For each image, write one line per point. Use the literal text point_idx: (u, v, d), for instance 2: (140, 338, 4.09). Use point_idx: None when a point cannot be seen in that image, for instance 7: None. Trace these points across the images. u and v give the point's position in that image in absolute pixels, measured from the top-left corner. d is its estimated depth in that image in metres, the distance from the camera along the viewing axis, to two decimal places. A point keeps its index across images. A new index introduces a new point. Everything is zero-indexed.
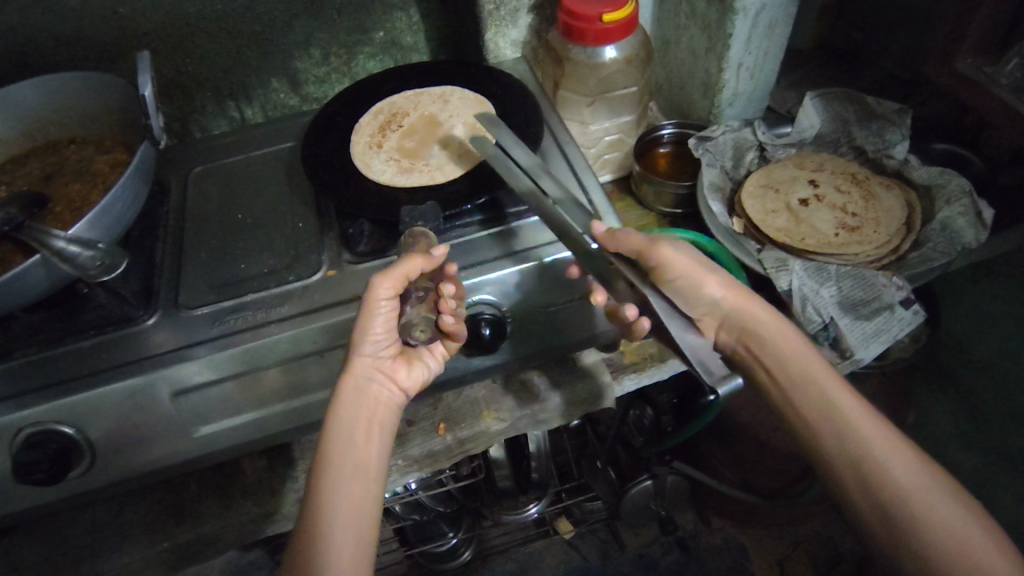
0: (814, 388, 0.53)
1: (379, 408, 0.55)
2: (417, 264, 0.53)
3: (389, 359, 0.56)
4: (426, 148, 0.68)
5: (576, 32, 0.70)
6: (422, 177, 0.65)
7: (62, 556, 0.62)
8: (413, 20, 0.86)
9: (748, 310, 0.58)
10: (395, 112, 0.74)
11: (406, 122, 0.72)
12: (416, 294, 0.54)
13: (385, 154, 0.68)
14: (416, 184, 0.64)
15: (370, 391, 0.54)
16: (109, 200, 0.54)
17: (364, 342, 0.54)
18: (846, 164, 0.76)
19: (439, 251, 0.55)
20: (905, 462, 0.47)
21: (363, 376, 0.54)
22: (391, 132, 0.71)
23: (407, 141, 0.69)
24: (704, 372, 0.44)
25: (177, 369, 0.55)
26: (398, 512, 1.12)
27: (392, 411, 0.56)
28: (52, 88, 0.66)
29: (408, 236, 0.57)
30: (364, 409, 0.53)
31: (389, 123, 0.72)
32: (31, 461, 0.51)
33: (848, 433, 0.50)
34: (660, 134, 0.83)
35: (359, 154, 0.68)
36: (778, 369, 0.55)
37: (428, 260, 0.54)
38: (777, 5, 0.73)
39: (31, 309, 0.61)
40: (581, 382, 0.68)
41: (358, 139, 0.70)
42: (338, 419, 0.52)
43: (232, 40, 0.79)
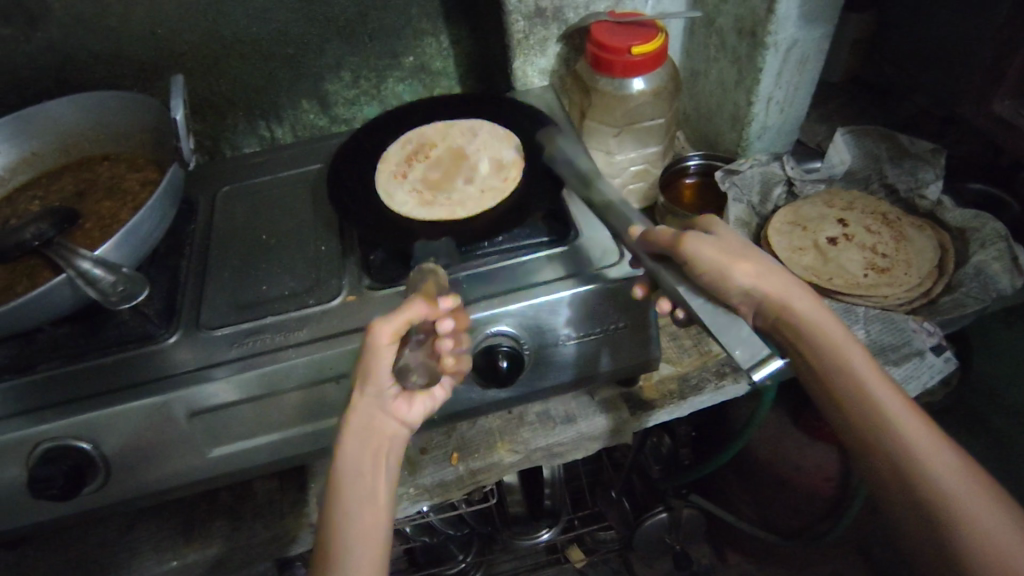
0: (846, 372, 0.49)
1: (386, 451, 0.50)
2: (423, 309, 0.50)
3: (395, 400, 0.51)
4: (449, 181, 0.69)
5: (604, 63, 0.70)
6: (442, 212, 0.65)
7: (73, 569, 0.62)
8: (443, 46, 0.87)
9: (785, 296, 0.53)
10: (423, 142, 0.74)
11: (433, 153, 0.72)
12: (415, 338, 0.54)
13: (409, 185, 0.68)
14: (436, 217, 0.64)
15: (372, 427, 0.49)
16: (138, 220, 0.55)
17: (367, 379, 0.49)
18: (877, 203, 0.74)
19: (449, 302, 0.53)
20: (945, 467, 0.44)
21: (378, 404, 0.50)
22: (417, 162, 0.71)
23: (432, 172, 0.70)
24: (739, 356, 0.50)
25: (195, 390, 0.55)
26: (408, 532, 1.11)
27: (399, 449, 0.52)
28: (91, 106, 0.68)
29: (418, 273, 0.57)
30: (370, 450, 0.49)
31: (416, 153, 0.73)
32: (46, 477, 0.51)
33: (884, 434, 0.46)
34: (686, 165, 0.81)
35: (384, 184, 0.69)
36: (808, 349, 0.51)
37: (432, 307, 0.51)
38: (808, 41, 0.72)
39: (57, 323, 0.62)
40: (597, 417, 0.67)
41: (384, 168, 0.71)
42: (352, 443, 0.49)
43: (265, 62, 0.81)
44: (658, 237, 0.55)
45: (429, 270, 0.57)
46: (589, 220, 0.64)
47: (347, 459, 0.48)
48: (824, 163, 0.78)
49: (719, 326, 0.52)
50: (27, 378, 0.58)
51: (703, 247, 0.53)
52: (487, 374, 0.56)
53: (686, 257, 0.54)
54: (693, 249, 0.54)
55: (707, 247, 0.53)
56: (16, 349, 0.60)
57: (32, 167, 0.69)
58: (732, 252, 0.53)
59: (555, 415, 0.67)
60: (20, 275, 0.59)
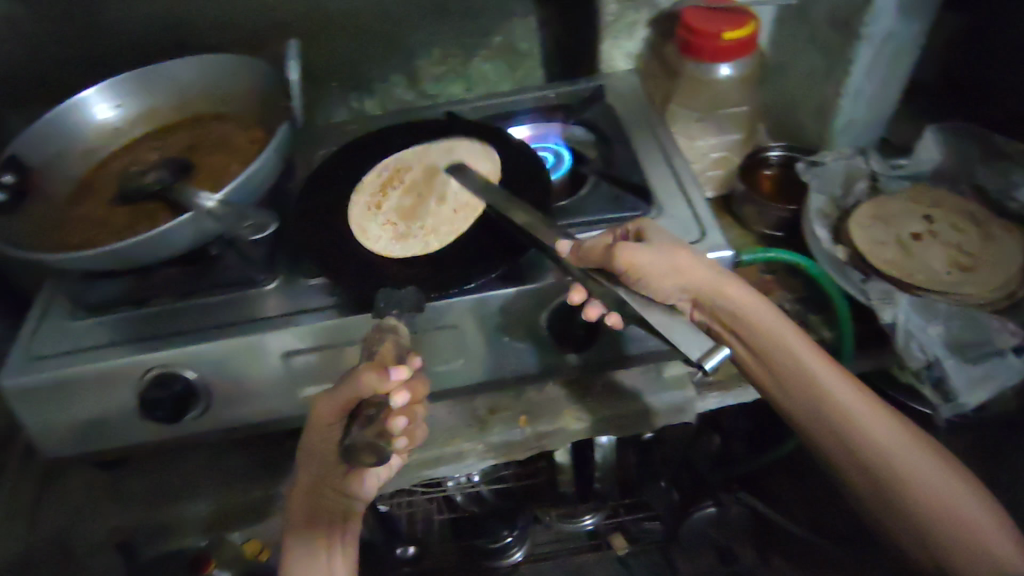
0: (804, 372, 0.56)
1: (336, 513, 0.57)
2: (369, 383, 0.48)
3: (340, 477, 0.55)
4: (426, 210, 0.67)
5: (693, 47, 0.71)
6: (414, 246, 0.63)
7: (164, 491, 0.67)
8: (531, 27, 0.89)
9: (719, 290, 0.58)
10: (398, 167, 0.73)
11: (407, 179, 0.71)
12: (367, 415, 0.49)
13: (383, 217, 0.67)
14: (411, 252, 0.63)
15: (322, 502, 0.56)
16: (253, 170, 0.60)
17: (316, 457, 0.53)
18: (964, 203, 0.73)
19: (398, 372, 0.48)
20: (903, 444, 0.54)
21: (324, 479, 0.54)
22: (391, 190, 0.70)
23: (406, 201, 0.68)
24: (688, 352, 0.50)
25: (287, 333, 0.59)
26: (458, 501, 1.14)
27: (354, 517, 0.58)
28: (207, 66, 0.73)
29: (377, 329, 0.52)
30: (326, 510, 0.56)
31: (391, 180, 0.71)
32: (157, 399, 0.57)
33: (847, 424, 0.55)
34: (766, 155, 0.83)
35: (355, 216, 0.66)
36: (756, 343, 0.58)
37: (380, 378, 0.48)
38: (905, 33, 0.71)
39: (168, 264, 0.67)
40: (665, 393, 0.68)
41: (357, 199, 0.69)
42: (304, 496, 0.56)
43: (363, 36, 0.85)
44: (590, 250, 0.56)
45: (389, 326, 0.52)
46: (671, 200, 0.65)
47: (298, 505, 0.56)
48: (911, 159, 0.77)
49: (664, 326, 0.52)
50: (141, 310, 0.64)
51: (637, 256, 0.54)
52: (566, 336, 0.60)
53: (624, 267, 0.55)
54: (630, 259, 0.54)
55: (643, 254, 0.55)
56: (132, 284, 0.66)
57: (150, 121, 0.74)
58: (673, 254, 0.56)
59: (622, 388, 0.69)
60: (141, 215, 0.64)
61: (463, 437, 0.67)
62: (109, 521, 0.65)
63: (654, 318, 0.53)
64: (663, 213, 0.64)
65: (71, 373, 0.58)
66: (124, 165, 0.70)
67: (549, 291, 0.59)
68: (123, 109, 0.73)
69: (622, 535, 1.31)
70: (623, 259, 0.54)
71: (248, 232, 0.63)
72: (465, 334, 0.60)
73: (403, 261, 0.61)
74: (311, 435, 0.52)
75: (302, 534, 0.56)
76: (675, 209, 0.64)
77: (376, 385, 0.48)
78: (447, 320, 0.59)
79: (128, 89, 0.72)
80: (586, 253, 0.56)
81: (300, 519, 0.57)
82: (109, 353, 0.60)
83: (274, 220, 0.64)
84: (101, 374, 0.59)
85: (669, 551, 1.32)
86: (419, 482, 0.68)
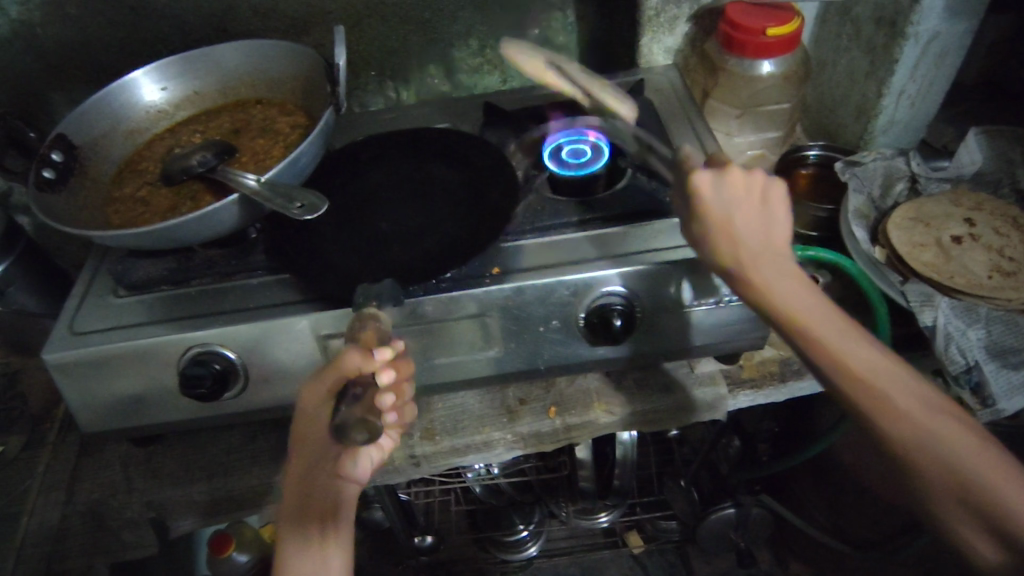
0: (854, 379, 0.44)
1: (327, 501, 0.54)
2: (352, 362, 0.51)
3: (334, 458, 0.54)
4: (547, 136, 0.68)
5: (736, 43, 0.71)
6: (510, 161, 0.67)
7: (198, 469, 0.69)
8: (569, 21, 0.89)
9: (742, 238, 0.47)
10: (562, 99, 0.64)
11: None
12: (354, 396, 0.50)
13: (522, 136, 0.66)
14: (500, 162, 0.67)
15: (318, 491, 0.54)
16: (297, 154, 0.60)
17: (306, 444, 0.54)
18: (1007, 207, 0.72)
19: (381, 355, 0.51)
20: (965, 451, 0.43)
21: (314, 466, 0.54)
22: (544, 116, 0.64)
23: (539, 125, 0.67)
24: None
25: (327, 317, 0.60)
26: (478, 493, 1.14)
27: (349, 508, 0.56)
28: (249, 51, 0.73)
29: (358, 318, 0.54)
30: (319, 496, 0.54)
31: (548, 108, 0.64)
32: (197, 376, 0.57)
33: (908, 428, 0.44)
34: (805, 154, 0.82)
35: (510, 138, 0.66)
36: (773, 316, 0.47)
37: (364, 358, 0.51)
38: (952, 34, 0.70)
39: (208, 246, 0.68)
40: (696, 389, 0.68)
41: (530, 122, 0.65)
42: (296, 489, 0.54)
43: (402, 25, 0.85)
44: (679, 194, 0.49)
45: (370, 316, 0.54)
46: None
47: (289, 509, 0.54)
48: (952, 162, 0.76)
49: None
50: (180, 290, 0.65)
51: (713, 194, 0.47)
52: (599, 329, 0.60)
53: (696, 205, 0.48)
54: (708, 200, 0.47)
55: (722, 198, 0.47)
56: (172, 264, 0.67)
57: (193, 105, 0.75)
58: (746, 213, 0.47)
59: (653, 383, 0.69)
60: (185, 197, 0.65)
61: (493, 425, 0.67)
62: (146, 495, 0.67)
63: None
64: None
65: (114, 349, 0.60)
66: (167, 147, 0.71)
67: (587, 283, 0.59)
68: (167, 92, 0.74)
69: (639, 535, 1.30)
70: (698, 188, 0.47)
71: (299, 212, 0.58)
72: (500, 324, 0.60)
73: (441, 249, 0.61)
74: (300, 423, 0.54)
75: (299, 540, 0.54)
76: None
77: (360, 363, 0.51)
78: (484, 309, 0.59)
79: (172, 72, 0.73)
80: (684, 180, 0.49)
81: (290, 518, 0.54)
82: (151, 331, 0.61)
83: (324, 203, 0.59)
84: (142, 351, 0.60)
85: (685, 551, 1.32)
86: (447, 469, 0.69)
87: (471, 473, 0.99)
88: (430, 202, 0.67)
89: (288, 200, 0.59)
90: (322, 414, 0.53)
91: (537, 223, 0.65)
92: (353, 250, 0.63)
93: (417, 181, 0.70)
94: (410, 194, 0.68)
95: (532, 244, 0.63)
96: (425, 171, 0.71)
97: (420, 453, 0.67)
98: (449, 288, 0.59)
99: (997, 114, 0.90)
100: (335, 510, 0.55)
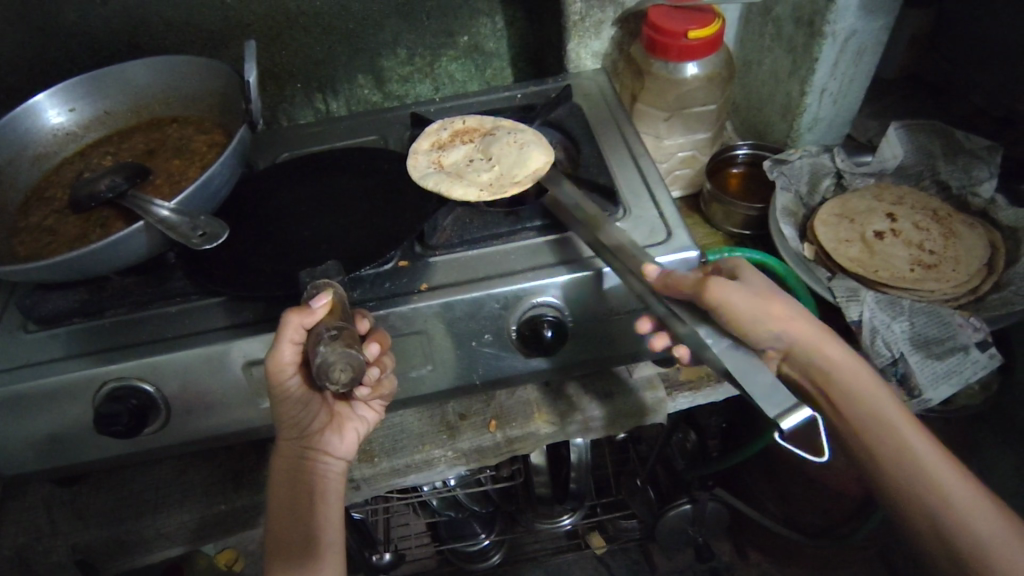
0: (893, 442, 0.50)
1: (314, 482, 0.55)
2: (297, 323, 0.48)
3: (318, 435, 0.56)
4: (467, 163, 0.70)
5: (659, 47, 0.71)
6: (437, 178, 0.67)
7: (124, 508, 0.65)
8: (498, 27, 0.89)
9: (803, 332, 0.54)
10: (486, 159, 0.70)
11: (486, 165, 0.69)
12: (326, 334, 0.44)
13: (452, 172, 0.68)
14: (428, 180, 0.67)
15: (300, 470, 0.54)
16: (208, 176, 0.58)
17: (291, 426, 0.54)
18: (927, 199, 0.74)
19: (322, 303, 0.48)
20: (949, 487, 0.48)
21: (298, 459, 0.55)
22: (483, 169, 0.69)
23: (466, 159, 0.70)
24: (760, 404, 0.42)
25: (251, 342, 0.57)
26: (435, 507, 1.11)
27: (337, 485, 0.56)
28: (161, 68, 0.71)
29: (311, 286, 0.51)
30: (307, 479, 0.54)
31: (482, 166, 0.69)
32: (112, 413, 0.53)
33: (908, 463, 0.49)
34: (735, 153, 0.84)
35: (447, 177, 0.67)
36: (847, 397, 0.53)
37: (309, 316, 0.48)
38: (868, 31, 0.72)
39: (124, 274, 0.65)
40: (633, 395, 0.67)
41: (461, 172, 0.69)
42: (285, 466, 0.55)
43: (326, 36, 0.83)
44: (680, 282, 0.50)
45: (324, 282, 0.51)
46: (638, 201, 0.65)
47: (281, 492, 0.54)
48: (875, 157, 0.79)
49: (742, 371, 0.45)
50: (95, 322, 0.62)
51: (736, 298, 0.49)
52: (530, 342, 0.57)
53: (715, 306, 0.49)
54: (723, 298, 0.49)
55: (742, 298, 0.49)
56: (85, 296, 0.64)
57: (104, 126, 0.72)
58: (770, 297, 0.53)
59: (593, 391, 0.68)
60: (94, 224, 0.62)
61: (433, 443, 0.66)
62: (70, 538, 0.63)
63: (732, 364, 0.45)
64: (629, 214, 0.63)
65: (24, 388, 0.56)
66: (76, 171, 0.68)
67: (517, 294, 0.58)
68: (75, 113, 0.70)
69: (600, 535, 1.27)
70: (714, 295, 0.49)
71: (199, 241, 0.56)
72: (431, 341, 0.58)
73: (364, 262, 0.59)
74: (277, 407, 0.52)
75: (286, 531, 0.52)
76: (642, 210, 0.64)
77: (305, 321, 0.48)
78: (416, 326, 0.57)
79: (78, 93, 0.70)
80: (674, 283, 0.50)
81: (281, 504, 0.53)
82: (64, 366, 0.58)
83: (227, 231, 0.57)
84: (54, 389, 0.57)
85: (647, 549, 1.31)
86: (388, 490, 0.67)
87: (422, 488, 0.96)
88: (354, 213, 0.65)
89: (191, 228, 0.57)
90: (293, 381, 0.51)
91: (468, 232, 0.64)
92: (273, 261, 0.61)
93: (337, 196, 0.68)
94: (333, 208, 0.66)
95: (462, 257, 0.62)
96: (347, 183, 0.70)
97: (359, 476, 0.65)
98: (376, 307, 0.57)
99: (918, 107, 0.93)
100: (324, 491, 0.55)
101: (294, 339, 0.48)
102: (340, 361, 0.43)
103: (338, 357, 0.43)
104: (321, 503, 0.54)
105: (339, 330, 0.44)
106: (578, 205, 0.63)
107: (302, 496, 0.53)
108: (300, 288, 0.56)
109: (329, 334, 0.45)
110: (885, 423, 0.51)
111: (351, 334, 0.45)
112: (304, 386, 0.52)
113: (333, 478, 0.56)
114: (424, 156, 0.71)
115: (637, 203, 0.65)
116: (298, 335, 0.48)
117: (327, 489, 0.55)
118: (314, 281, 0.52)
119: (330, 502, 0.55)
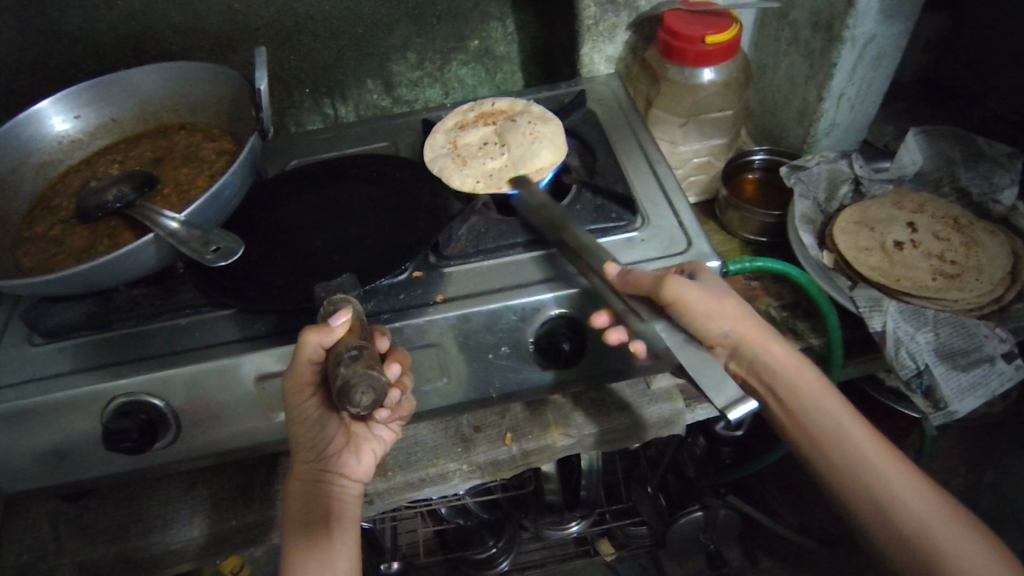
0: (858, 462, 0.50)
1: (331, 504, 0.53)
2: (316, 341, 0.46)
3: (335, 456, 0.54)
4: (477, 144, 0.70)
5: (676, 52, 0.70)
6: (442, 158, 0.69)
7: (133, 523, 0.64)
8: (508, 30, 0.88)
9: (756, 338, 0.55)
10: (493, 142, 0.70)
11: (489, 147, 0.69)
12: (347, 355, 0.43)
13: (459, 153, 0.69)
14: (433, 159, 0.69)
15: (316, 491, 0.53)
16: (219, 186, 0.57)
17: (308, 447, 0.52)
18: (948, 207, 0.72)
19: (341, 323, 0.46)
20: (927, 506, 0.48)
21: (313, 480, 0.53)
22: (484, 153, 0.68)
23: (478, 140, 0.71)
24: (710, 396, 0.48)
25: (264, 355, 0.56)
26: (444, 515, 1.10)
27: (354, 508, 0.55)
28: (169, 74, 0.70)
29: (327, 302, 0.50)
30: (322, 501, 0.53)
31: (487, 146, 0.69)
32: (121, 429, 0.51)
33: (879, 485, 0.49)
34: (752, 159, 0.83)
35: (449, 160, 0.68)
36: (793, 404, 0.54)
37: (328, 335, 0.46)
38: (887, 36, 0.71)
39: (132, 285, 0.64)
40: (652, 407, 0.66)
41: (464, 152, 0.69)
42: (300, 487, 0.53)
43: (335, 40, 0.82)
44: (637, 278, 0.54)
45: (341, 298, 0.50)
46: (657, 210, 0.64)
47: (297, 514, 0.53)
48: (894, 163, 0.78)
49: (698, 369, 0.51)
50: (102, 335, 0.60)
51: (691, 295, 0.52)
52: (549, 355, 0.57)
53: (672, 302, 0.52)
54: (681, 293, 0.52)
55: (700, 296, 0.52)
56: (92, 308, 0.62)
57: (110, 133, 0.71)
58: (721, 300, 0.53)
59: (610, 403, 0.67)
60: (102, 235, 0.61)
61: (448, 457, 0.64)
62: (77, 555, 0.62)
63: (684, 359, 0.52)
64: (647, 223, 0.62)
65: (28, 404, 0.55)
66: (83, 180, 0.67)
67: (535, 307, 0.56)
68: (80, 121, 0.69)
69: (609, 542, 1.28)
70: (672, 291, 0.52)
71: (212, 257, 0.54)
72: (447, 354, 0.57)
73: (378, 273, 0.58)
74: (293, 427, 0.51)
75: (304, 550, 0.51)
76: (661, 219, 0.62)
77: (323, 340, 0.46)
78: (430, 338, 0.56)
79: (84, 100, 0.68)
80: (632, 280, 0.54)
81: (297, 523, 0.52)
82: (71, 381, 0.56)
83: (241, 247, 0.56)
84: (61, 404, 0.55)
85: (657, 556, 1.30)
86: (403, 504, 0.66)
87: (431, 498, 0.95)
88: (367, 221, 0.64)
89: (204, 244, 0.55)
90: (310, 402, 0.50)
91: (484, 241, 0.62)
92: (283, 273, 0.60)
93: (348, 204, 0.67)
94: (347, 216, 0.65)
95: (477, 268, 0.61)
96: (359, 191, 0.68)
97: (372, 491, 0.63)
98: (391, 320, 0.56)
99: (933, 112, 0.92)
100: (340, 513, 0.53)
101: (311, 358, 0.47)
102: (361, 384, 0.42)
103: (357, 378, 0.41)
104: (338, 527, 0.53)
105: (360, 351, 0.43)
106: (596, 216, 0.62)
107: (320, 519, 0.52)
108: (314, 301, 0.55)
109: (349, 354, 0.44)
110: (846, 449, 0.51)
111: (372, 355, 0.44)
112: (321, 408, 0.51)
113: (350, 500, 0.55)
114: (442, 135, 0.72)
115: (657, 212, 0.64)
116: (316, 354, 0.47)
117: (344, 512, 0.53)
118: (330, 296, 0.50)
119: (346, 524, 0.53)
